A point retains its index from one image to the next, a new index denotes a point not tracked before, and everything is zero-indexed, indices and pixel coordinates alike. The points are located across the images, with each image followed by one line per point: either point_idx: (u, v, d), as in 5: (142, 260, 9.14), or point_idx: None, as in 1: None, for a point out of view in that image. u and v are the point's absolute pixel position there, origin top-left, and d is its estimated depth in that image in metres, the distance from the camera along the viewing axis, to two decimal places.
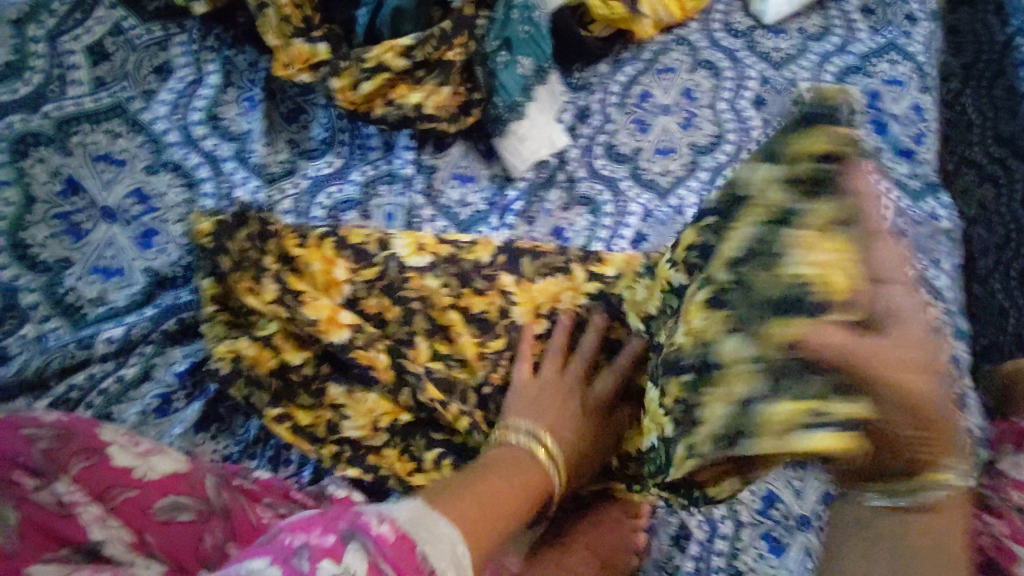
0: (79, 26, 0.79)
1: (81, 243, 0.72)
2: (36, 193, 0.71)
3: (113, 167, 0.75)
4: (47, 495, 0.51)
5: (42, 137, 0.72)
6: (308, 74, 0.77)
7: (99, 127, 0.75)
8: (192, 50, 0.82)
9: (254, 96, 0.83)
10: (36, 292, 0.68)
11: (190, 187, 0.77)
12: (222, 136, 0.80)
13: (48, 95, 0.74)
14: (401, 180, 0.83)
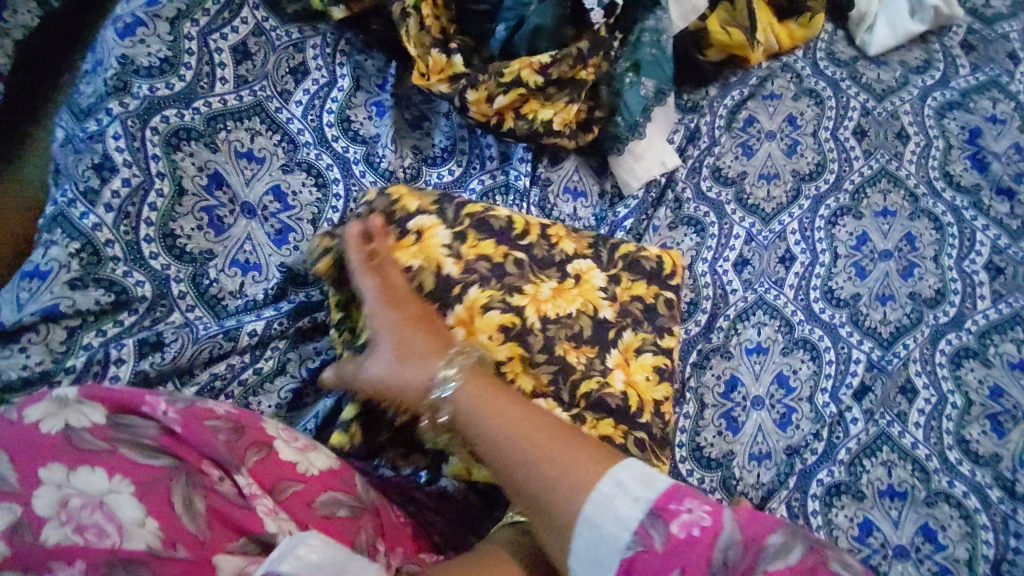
0: (226, 25, 0.80)
1: (223, 237, 0.74)
2: (187, 185, 0.73)
3: (254, 165, 0.77)
4: (229, 486, 0.52)
5: (193, 132, 0.75)
6: (445, 85, 0.79)
7: (242, 124, 0.78)
8: (326, 53, 0.85)
9: (381, 101, 0.85)
10: (184, 283, 0.70)
11: (322, 187, 0.79)
12: (352, 139, 0.83)
13: (197, 91, 0.76)
14: (518, 191, 0.84)
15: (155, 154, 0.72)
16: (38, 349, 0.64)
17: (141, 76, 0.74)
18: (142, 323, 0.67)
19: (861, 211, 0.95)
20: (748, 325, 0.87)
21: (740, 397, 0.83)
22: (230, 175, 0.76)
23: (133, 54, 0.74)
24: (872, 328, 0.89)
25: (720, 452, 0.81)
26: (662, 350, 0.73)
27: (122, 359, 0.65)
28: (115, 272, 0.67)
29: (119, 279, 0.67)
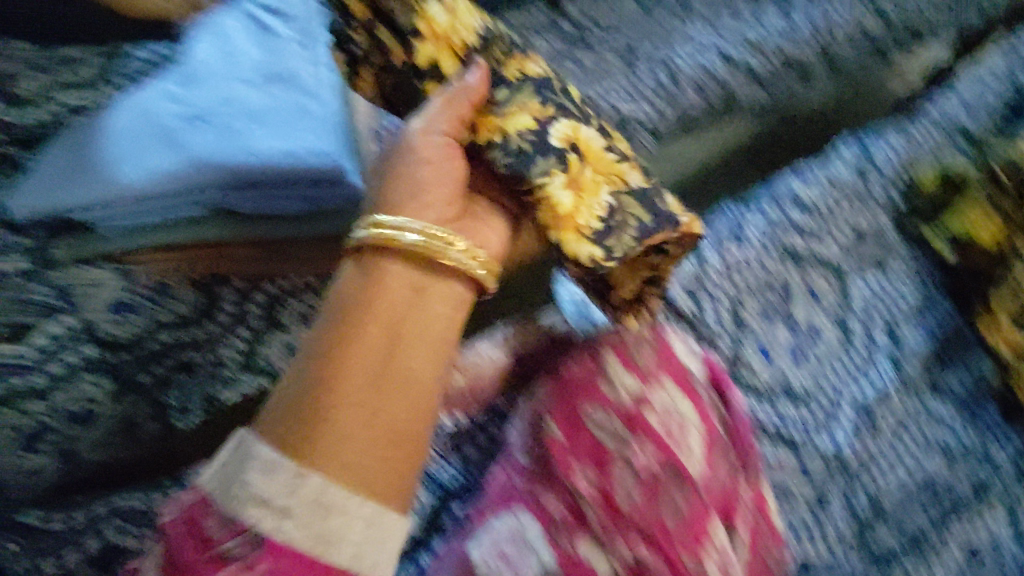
0: (865, 212, 1.06)
1: (767, 328, 0.96)
2: (772, 281, 0.99)
3: (816, 302, 1.00)
4: (718, 414, 0.73)
5: (800, 258, 1.01)
6: (1011, 355, 0.95)
7: (830, 272, 1.02)
8: (909, 271, 1.05)
9: (927, 327, 1.02)
10: (730, 338, 0.94)
11: (846, 347, 0.98)
12: (891, 337, 1.00)
13: (819, 235, 1.03)
14: (993, 465, 0.94)
15: (772, 255, 1.01)
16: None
17: (796, 206, 1.05)
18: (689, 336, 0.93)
19: None
20: None
21: None
22: (798, 293, 0.99)
23: (800, 194, 1.06)
24: None
25: None
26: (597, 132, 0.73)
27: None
28: (698, 301, 0.94)
29: (701, 300, 0.95)
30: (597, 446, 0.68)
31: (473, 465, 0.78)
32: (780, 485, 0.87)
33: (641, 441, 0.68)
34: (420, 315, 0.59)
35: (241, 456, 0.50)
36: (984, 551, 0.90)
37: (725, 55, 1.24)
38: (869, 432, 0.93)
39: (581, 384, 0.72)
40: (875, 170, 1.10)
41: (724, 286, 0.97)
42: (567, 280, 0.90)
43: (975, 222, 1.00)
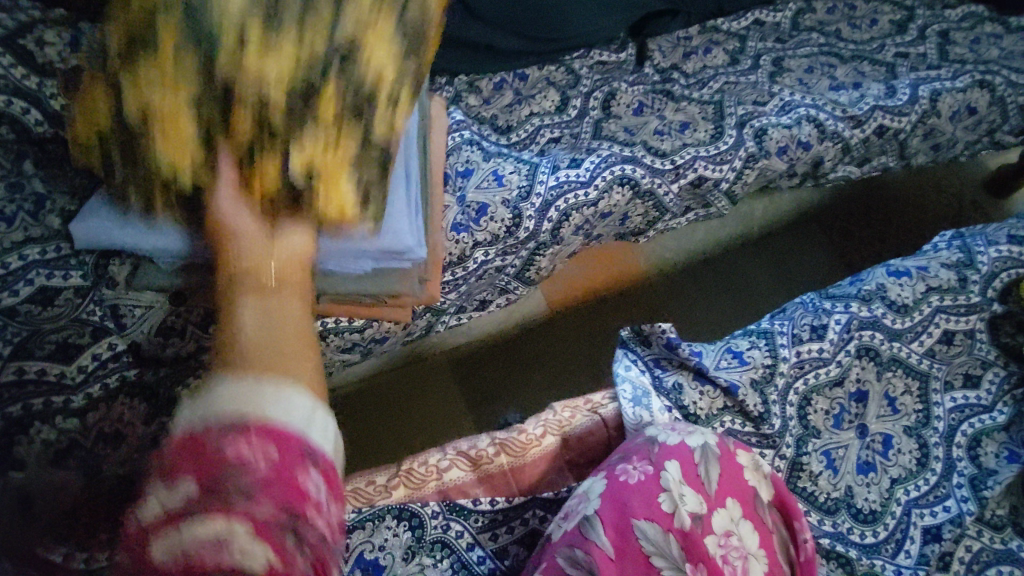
0: (957, 316, 0.98)
1: (834, 431, 0.90)
2: (846, 381, 0.92)
3: (889, 409, 0.93)
4: (779, 539, 0.67)
5: (881, 361, 0.94)
6: None
7: (910, 379, 0.94)
8: (1001, 388, 0.96)
9: (1015, 452, 0.92)
10: (793, 438, 0.88)
11: (919, 463, 0.91)
12: (971, 459, 0.92)
13: (902, 336, 0.96)
14: None
15: (850, 351, 0.93)
16: (705, 399, 0.86)
17: (883, 301, 0.97)
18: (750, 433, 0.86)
19: None
20: None
21: None
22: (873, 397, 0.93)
23: (889, 289, 0.98)
24: None
25: None
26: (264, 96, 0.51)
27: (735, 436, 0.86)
28: (767, 394, 0.87)
29: (768, 396, 0.87)
30: (647, 562, 0.63)
31: (509, 555, 0.73)
32: None
33: (695, 565, 0.62)
34: (176, 140, 0.51)
35: (194, 404, 0.39)
36: None
37: (818, 122, 1.17)
38: (938, 565, 0.85)
39: (637, 492, 0.66)
40: (973, 270, 1.01)
41: (795, 383, 0.90)
42: (624, 358, 0.89)
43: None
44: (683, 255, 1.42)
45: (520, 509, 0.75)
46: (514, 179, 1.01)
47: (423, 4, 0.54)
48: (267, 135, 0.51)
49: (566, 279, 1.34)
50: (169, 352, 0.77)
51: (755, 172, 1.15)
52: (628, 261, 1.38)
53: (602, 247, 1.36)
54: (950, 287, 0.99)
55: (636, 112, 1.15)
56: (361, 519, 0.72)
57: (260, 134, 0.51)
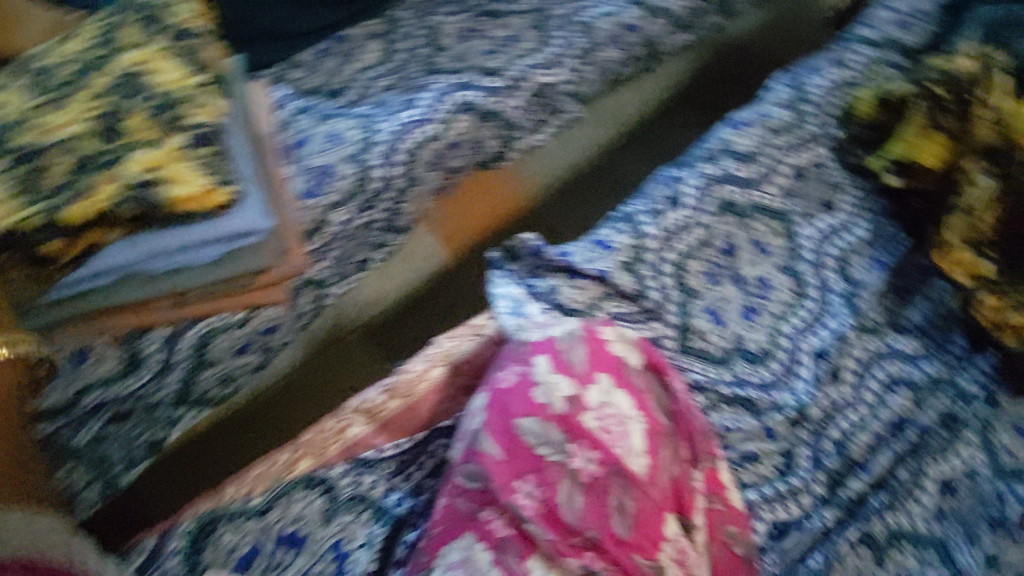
0: (802, 150, 1.03)
1: (713, 289, 0.93)
2: (711, 241, 0.96)
3: (760, 254, 0.96)
4: (654, 395, 0.70)
5: (740, 210, 0.98)
6: (970, 280, 0.90)
7: (772, 219, 0.98)
8: (856, 205, 1.02)
9: (880, 259, 0.99)
10: (675, 307, 0.90)
11: (798, 295, 0.95)
12: (842, 276, 0.97)
13: (755, 183, 0.99)
14: (961, 393, 0.90)
15: (708, 209, 0.97)
16: (582, 293, 0.88)
17: (729, 155, 1.01)
18: (632, 311, 0.88)
19: None
20: None
21: None
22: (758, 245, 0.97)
23: (733, 141, 1.02)
24: None
25: None
26: (153, 154, 0.75)
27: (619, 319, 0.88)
28: (639, 273, 0.90)
29: (639, 273, 0.90)
30: (535, 458, 0.63)
31: (425, 490, 0.75)
32: (741, 451, 0.85)
33: (577, 443, 0.64)
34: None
35: None
36: (956, 482, 0.84)
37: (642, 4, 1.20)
38: (830, 380, 0.90)
39: (513, 395, 0.66)
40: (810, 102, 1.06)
41: (665, 253, 0.93)
42: (498, 276, 0.90)
43: (929, 148, 0.93)
44: (569, 157, 1.34)
45: (425, 444, 0.78)
46: (352, 134, 0.99)
47: (175, 160, 0.76)
48: (180, 189, 0.74)
49: (440, 221, 1.20)
50: (44, 403, 0.79)
51: (595, 67, 1.16)
52: (513, 181, 1.28)
53: (467, 178, 1.21)
54: (788, 125, 1.04)
55: (464, 38, 1.13)
56: (271, 498, 0.74)
57: (141, 194, 0.72)
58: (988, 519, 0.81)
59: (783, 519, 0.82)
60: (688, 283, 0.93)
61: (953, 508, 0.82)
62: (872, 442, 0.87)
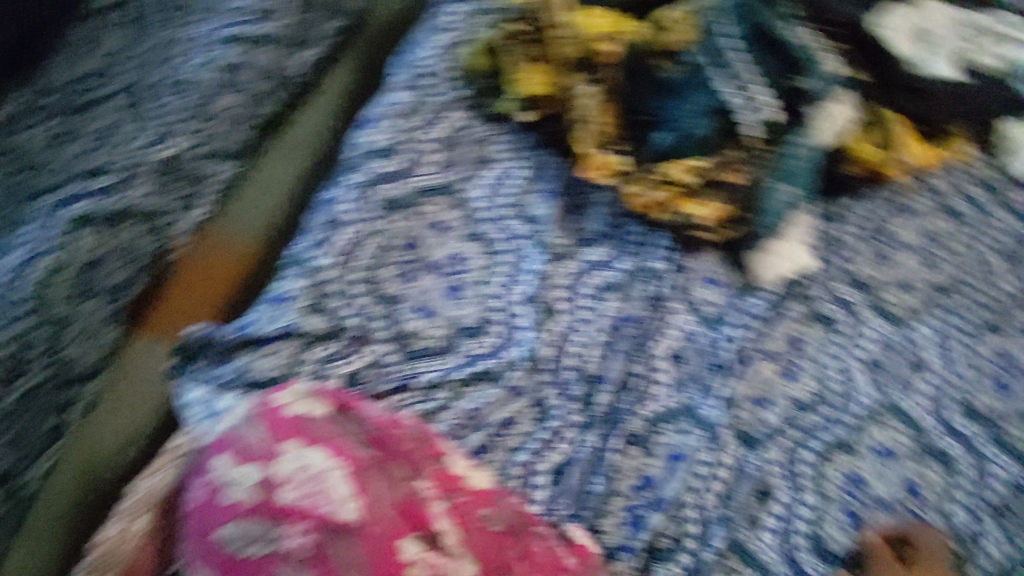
0: (436, 122, 1.00)
1: (410, 284, 0.90)
2: (389, 243, 0.91)
3: (441, 233, 0.94)
4: (354, 428, 0.65)
5: (405, 202, 0.94)
6: (612, 178, 0.96)
7: (442, 198, 0.96)
8: (509, 147, 1.01)
9: (550, 191, 1.00)
10: (379, 320, 0.87)
11: (491, 256, 0.94)
12: (523, 220, 0.97)
13: (407, 171, 0.96)
14: (652, 273, 0.96)
15: (370, 215, 0.92)
16: (274, 360, 0.80)
17: (370, 156, 0.96)
18: (346, 349, 0.83)
19: (1005, 328, 0.95)
20: (875, 424, 0.88)
21: (863, 495, 0.84)
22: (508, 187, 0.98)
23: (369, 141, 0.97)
24: (1016, 446, 0.86)
25: (843, 547, 0.81)
26: None
27: (334, 377, 0.81)
28: (330, 306, 0.85)
29: (336, 310, 0.85)
30: (250, 562, 0.54)
31: None
32: (495, 425, 0.84)
33: (287, 526, 0.55)
34: None
35: None
36: (683, 350, 0.93)
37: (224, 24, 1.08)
38: (547, 317, 0.92)
39: (201, 514, 0.57)
40: (425, 75, 1.03)
41: (347, 275, 0.88)
42: (185, 383, 0.81)
43: (523, 81, 0.98)
44: (270, 201, 1.05)
45: None
46: None
47: None
48: None
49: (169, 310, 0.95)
50: None
51: (196, 104, 1.01)
52: (224, 238, 1.02)
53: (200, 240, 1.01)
54: (414, 105, 1.01)
55: (20, 131, 0.95)
56: None
57: None
58: (714, 368, 0.92)
59: (561, 462, 0.84)
60: (385, 291, 0.89)
61: (688, 373, 0.91)
62: (606, 353, 0.91)
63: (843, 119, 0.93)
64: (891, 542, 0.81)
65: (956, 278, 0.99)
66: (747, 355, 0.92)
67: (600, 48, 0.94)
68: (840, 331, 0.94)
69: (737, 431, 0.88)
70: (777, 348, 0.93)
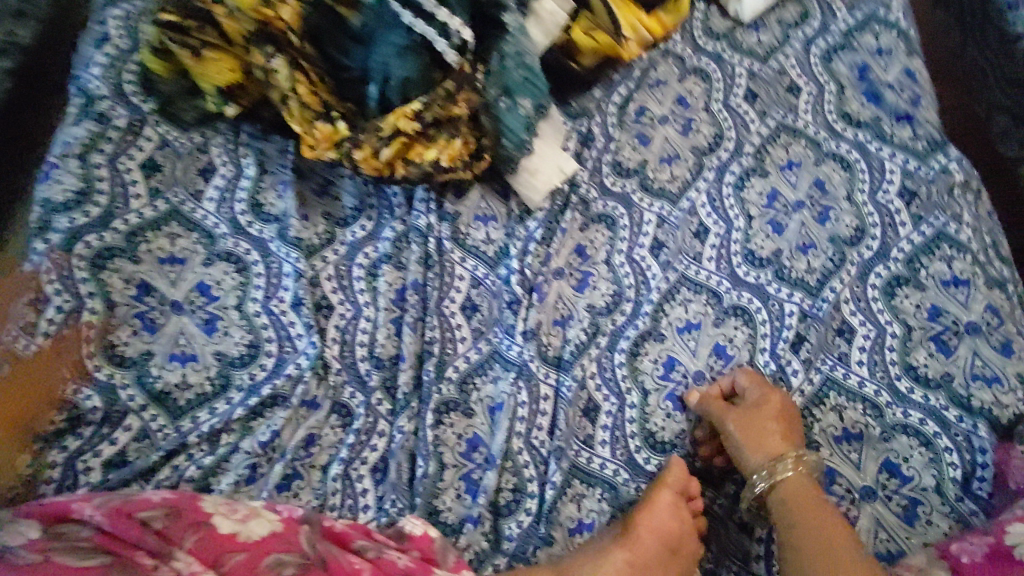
0: (132, 145, 0.88)
1: (157, 335, 0.80)
2: (116, 299, 0.80)
3: (177, 266, 0.84)
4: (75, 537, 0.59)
5: (115, 250, 0.82)
6: (335, 151, 0.87)
7: (159, 230, 0.85)
8: (228, 149, 0.91)
9: (286, 180, 0.91)
10: (131, 387, 0.77)
11: (242, 271, 0.85)
12: (266, 221, 0.88)
13: (115, 212, 0.84)
14: (421, 231, 0.90)
15: (82, 277, 0.80)
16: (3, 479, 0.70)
17: (60, 211, 0.82)
18: (100, 431, 0.75)
19: (766, 169, 0.98)
20: (676, 304, 0.89)
21: (679, 376, 0.86)
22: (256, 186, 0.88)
23: (51, 195, 0.83)
24: (798, 278, 0.90)
25: (671, 434, 0.84)
26: None
27: (92, 468, 0.74)
28: (66, 392, 0.75)
29: (73, 396, 0.75)
30: None
31: None
32: (297, 449, 0.78)
33: None
34: None
35: None
36: (476, 299, 0.89)
37: None
38: (323, 316, 0.85)
39: None
40: (105, 100, 0.89)
41: (75, 352, 0.77)
42: None
43: (213, 67, 0.86)
44: None
45: None
46: None
47: None
48: None
49: None
50: None
51: None
52: None
53: None
54: (96, 135, 0.87)
55: None
56: None
57: None
58: (511, 306, 0.88)
59: (379, 459, 0.79)
60: (128, 353, 0.79)
61: (486, 319, 0.88)
62: (397, 331, 0.85)
63: (554, 10, 0.91)
64: (715, 406, 0.82)
65: (715, 134, 1.00)
66: (538, 279, 0.90)
67: (268, 13, 0.82)
68: (622, 224, 0.93)
69: (547, 359, 0.86)
70: (565, 263, 0.91)
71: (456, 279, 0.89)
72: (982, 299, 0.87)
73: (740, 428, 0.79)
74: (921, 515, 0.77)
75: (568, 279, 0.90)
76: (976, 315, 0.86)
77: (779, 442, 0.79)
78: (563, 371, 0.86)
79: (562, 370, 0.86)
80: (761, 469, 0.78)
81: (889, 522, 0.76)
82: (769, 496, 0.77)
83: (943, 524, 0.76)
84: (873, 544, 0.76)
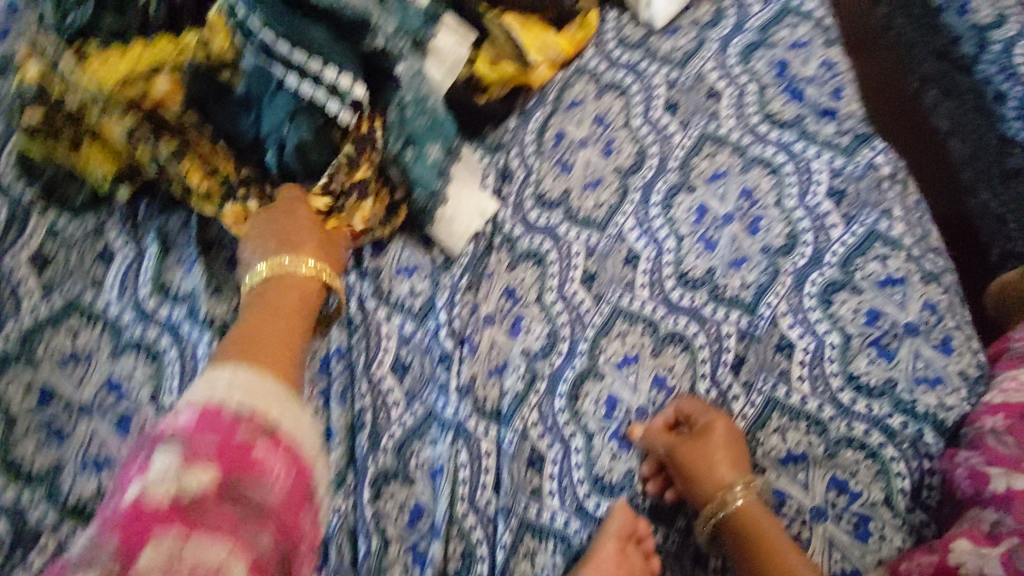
0: (20, 241, 0.83)
1: (65, 444, 0.74)
2: (14, 412, 0.75)
3: (81, 364, 0.79)
4: None
5: (7, 357, 0.77)
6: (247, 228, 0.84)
7: (58, 329, 0.80)
8: (126, 229, 0.87)
9: (191, 254, 0.86)
10: (40, 505, 0.71)
11: (154, 359, 0.80)
12: (172, 300, 0.84)
13: (5, 315, 0.79)
14: (342, 291, 0.87)
15: None
16: None
17: None
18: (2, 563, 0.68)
19: (693, 183, 0.95)
20: (612, 338, 0.86)
21: (622, 413, 0.83)
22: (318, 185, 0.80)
23: None
24: (733, 296, 0.88)
25: (620, 475, 0.81)
26: None
27: None
28: None
29: None
30: None
31: None
32: None
33: None
34: None
35: None
36: (406, 358, 0.85)
37: None
38: None
39: None
40: None
41: None
42: None
43: (95, 159, 0.83)
44: None
45: None
46: None
47: None
48: None
49: None
50: None
51: None
52: None
53: None
54: None
55: None
56: None
57: None
58: (443, 361, 0.85)
59: (317, 543, 0.76)
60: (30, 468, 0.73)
61: (417, 378, 0.84)
62: (325, 403, 0.82)
63: (454, 48, 0.91)
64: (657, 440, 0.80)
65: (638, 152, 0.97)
66: (468, 329, 0.86)
67: (134, 92, 0.79)
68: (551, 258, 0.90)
69: (485, 413, 0.83)
70: (495, 307, 0.88)
71: (381, 339, 0.85)
72: (918, 297, 0.86)
73: (686, 461, 0.77)
74: (874, 531, 0.75)
75: (500, 325, 0.87)
76: (915, 316, 0.84)
77: (727, 470, 0.76)
78: (502, 423, 0.83)
79: (501, 422, 0.83)
80: (710, 501, 0.76)
81: (841, 541, 0.75)
82: (715, 535, 0.76)
83: (896, 538, 0.75)
84: (825, 567, 0.74)
